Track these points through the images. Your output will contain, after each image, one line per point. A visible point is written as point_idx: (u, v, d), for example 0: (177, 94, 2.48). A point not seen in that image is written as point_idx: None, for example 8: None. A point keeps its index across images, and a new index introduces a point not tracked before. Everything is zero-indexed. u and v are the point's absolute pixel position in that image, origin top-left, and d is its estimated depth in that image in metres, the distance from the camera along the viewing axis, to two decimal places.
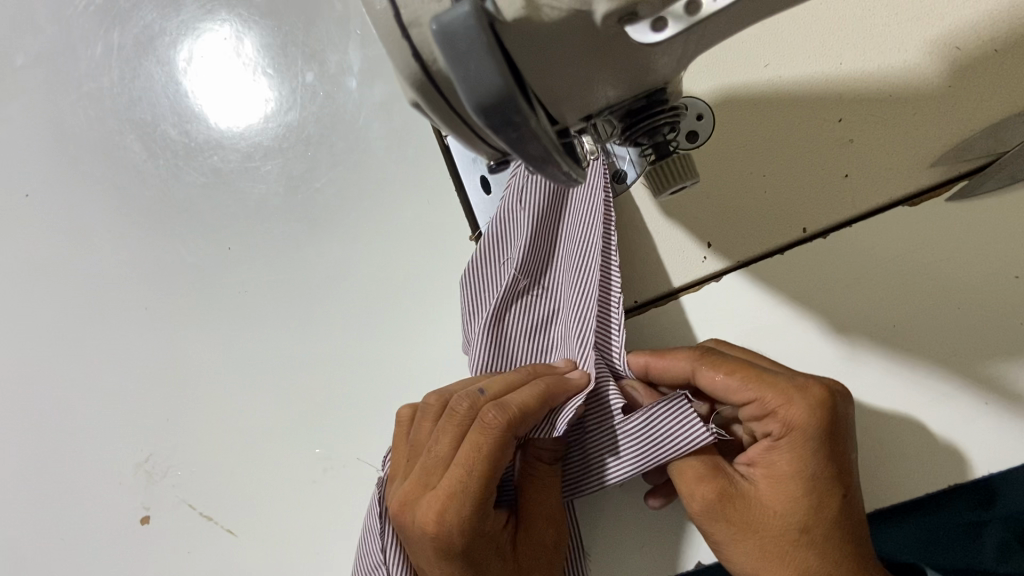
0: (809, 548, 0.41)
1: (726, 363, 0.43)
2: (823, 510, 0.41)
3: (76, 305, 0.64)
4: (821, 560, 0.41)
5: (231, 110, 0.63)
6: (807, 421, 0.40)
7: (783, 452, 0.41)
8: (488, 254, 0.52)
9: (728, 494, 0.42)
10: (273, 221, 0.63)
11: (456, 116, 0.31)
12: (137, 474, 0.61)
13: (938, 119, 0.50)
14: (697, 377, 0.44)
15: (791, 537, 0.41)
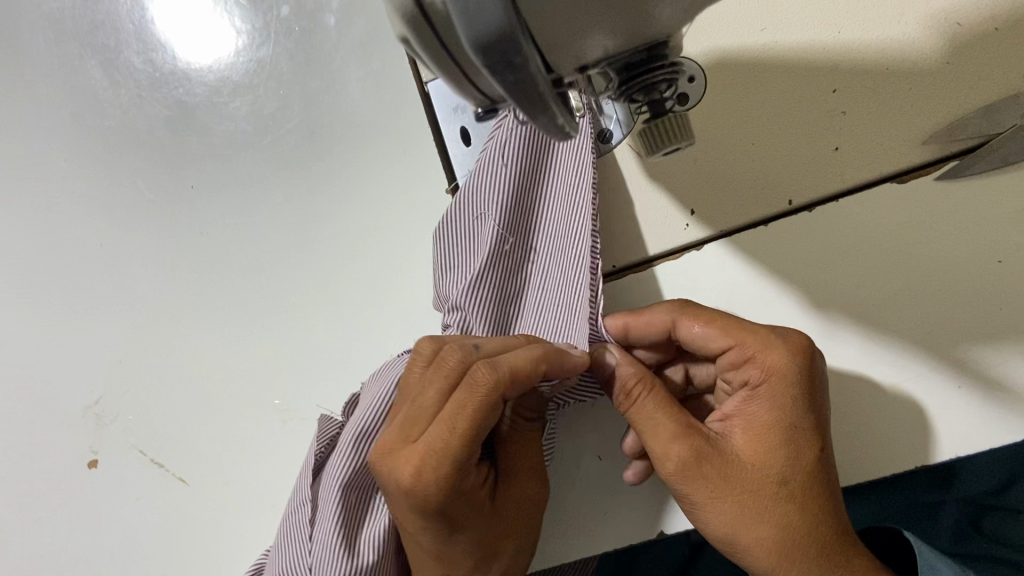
0: (788, 501, 0.40)
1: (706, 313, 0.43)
2: (803, 461, 0.40)
3: (26, 237, 0.61)
4: (802, 516, 0.40)
5: (201, 43, 0.60)
6: (786, 366, 0.41)
7: (762, 401, 0.41)
8: (463, 206, 0.48)
9: (701, 451, 0.41)
10: (240, 162, 0.60)
11: (445, 53, 0.29)
12: (85, 416, 0.59)
13: (933, 96, 0.49)
14: (676, 329, 0.43)
15: (771, 489, 0.40)
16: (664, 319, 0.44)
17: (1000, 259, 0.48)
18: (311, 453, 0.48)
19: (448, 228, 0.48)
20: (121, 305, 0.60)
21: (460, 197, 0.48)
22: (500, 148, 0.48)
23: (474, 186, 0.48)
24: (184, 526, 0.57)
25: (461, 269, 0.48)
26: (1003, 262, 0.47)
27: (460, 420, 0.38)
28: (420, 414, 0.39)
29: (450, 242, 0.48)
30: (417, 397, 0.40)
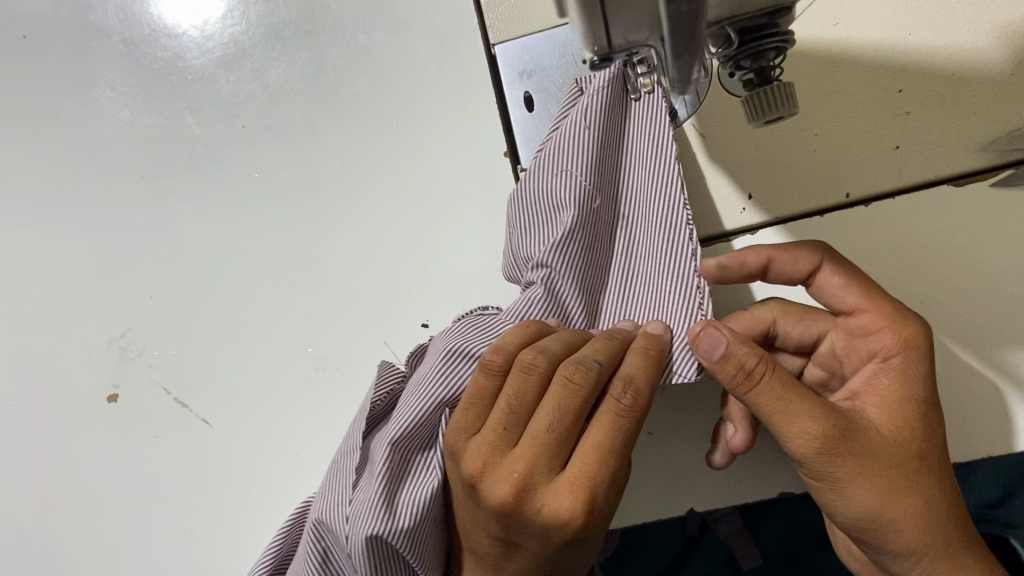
0: (928, 474, 0.41)
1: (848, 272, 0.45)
2: (935, 435, 0.42)
3: (63, 162, 0.60)
4: (939, 489, 0.42)
5: (186, 5, 0.60)
6: (917, 340, 0.43)
7: (887, 375, 0.43)
8: (546, 169, 0.49)
9: (846, 428, 0.40)
10: (292, 107, 0.59)
11: None
12: (109, 349, 0.58)
13: (996, 104, 0.51)
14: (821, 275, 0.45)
15: (915, 463, 0.41)
16: (811, 260, 0.46)
17: None
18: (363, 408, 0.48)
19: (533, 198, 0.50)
20: (157, 240, 0.59)
21: (543, 160, 0.49)
22: (579, 116, 0.49)
23: (557, 148, 0.49)
24: (204, 468, 0.56)
25: (548, 229, 0.49)
26: None
27: (611, 453, 0.40)
28: (549, 446, 0.40)
29: (530, 203, 0.50)
30: (546, 429, 0.40)
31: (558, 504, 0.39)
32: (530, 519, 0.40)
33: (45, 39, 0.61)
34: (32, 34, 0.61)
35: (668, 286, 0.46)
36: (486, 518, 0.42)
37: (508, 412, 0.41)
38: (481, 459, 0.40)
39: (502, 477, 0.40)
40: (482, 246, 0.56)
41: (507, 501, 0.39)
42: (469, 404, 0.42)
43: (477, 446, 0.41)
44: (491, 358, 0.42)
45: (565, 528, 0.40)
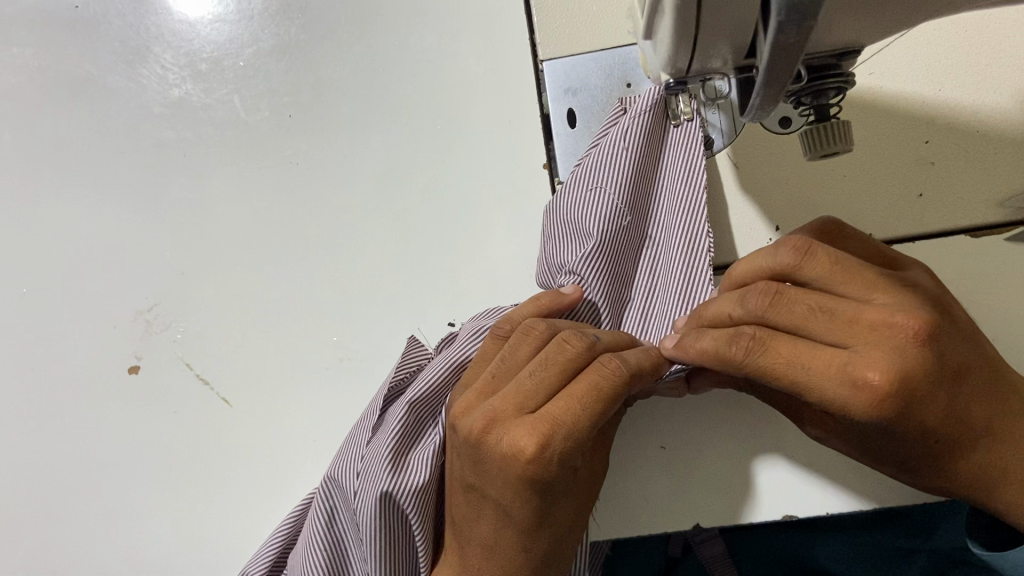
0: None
1: (825, 255, 0.41)
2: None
3: (105, 133, 0.61)
4: None
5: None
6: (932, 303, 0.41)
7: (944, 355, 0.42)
8: (584, 180, 0.52)
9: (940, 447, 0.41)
10: (339, 104, 0.60)
11: (694, 6, 0.31)
12: (136, 321, 0.59)
13: (1016, 163, 0.53)
14: (800, 270, 0.42)
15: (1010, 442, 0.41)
16: (785, 260, 0.42)
17: None
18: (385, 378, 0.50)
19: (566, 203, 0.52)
20: (193, 219, 0.60)
21: (583, 171, 0.52)
22: (620, 136, 0.51)
23: (596, 161, 0.52)
24: (220, 445, 0.57)
25: (578, 242, 0.51)
26: None
27: (579, 396, 0.40)
28: (526, 389, 0.41)
29: (561, 209, 0.52)
30: (527, 373, 0.42)
31: (513, 437, 0.39)
32: (492, 458, 0.40)
33: (100, 11, 0.61)
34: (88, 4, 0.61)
35: (684, 309, 0.48)
36: (465, 461, 0.42)
37: (499, 360, 0.44)
38: (465, 401, 0.43)
39: (478, 410, 0.41)
40: (513, 251, 0.58)
41: (473, 432, 0.41)
42: (478, 361, 0.46)
43: (471, 392, 0.43)
44: (500, 325, 0.46)
45: (518, 464, 0.39)
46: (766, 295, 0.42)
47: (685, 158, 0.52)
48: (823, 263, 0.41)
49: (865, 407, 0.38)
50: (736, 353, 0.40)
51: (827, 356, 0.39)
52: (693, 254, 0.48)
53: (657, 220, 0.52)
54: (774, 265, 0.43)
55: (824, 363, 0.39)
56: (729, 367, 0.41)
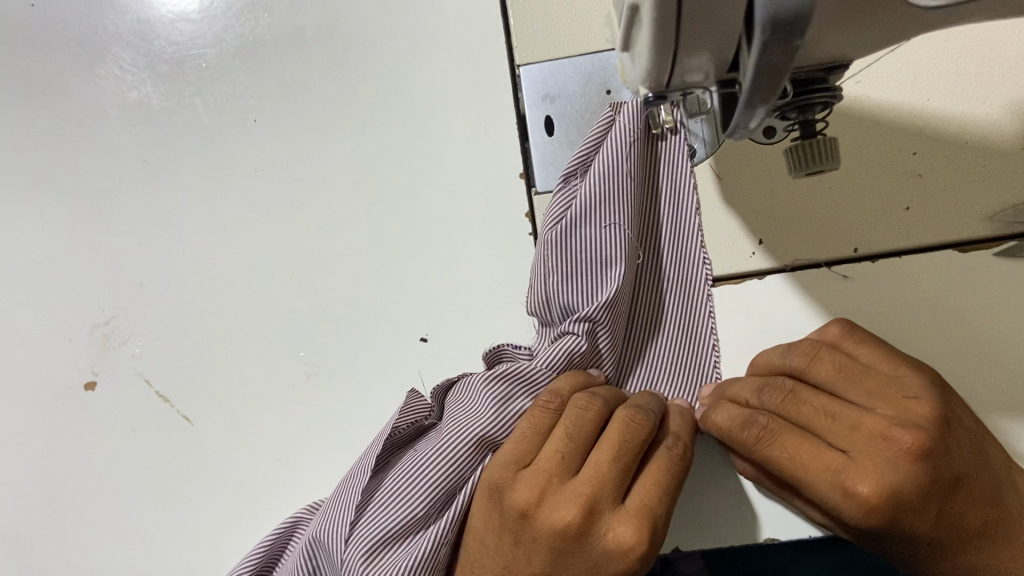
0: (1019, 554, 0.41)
1: (834, 358, 0.43)
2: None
3: (61, 138, 0.58)
4: None
5: None
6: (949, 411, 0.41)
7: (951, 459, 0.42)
8: (587, 215, 0.48)
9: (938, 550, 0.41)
10: (308, 109, 0.58)
11: (674, 16, 0.29)
12: (92, 335, 0.56)
13: (1005, 174, 0.52)
14: (809, 370, 0.44)
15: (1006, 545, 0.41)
16: (796, 359, 0.44)
17: None
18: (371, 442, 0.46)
19: (570, 242, 0.48)
20: (155, 228, 0.57)
21: (586, 206, 0.48)
22: (623, 162, 0.48)
23: (602, 194, 0.48)
24: (180, 466, 0.55)
25: (586, 286, 0.48)
26: None
27: (665, 492, 0.41)
28: (609, 482, 0.40)
29: (572, 249, 0.48)
30: (606, 461, 0.40)
31: (619, 532, 0.39)
32: (588, 550, 0.40)
33: (56, 9, 0.59)
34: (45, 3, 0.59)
35: (684, 340, 0.51)
36: (531, 547, 0.41)
37: (566, 439, 0.41)
38: (534, 491, 0.41)
39: (561, 504, 0.40)
40: (487, 265, 0.55)
41: (568, 528, 0.39)
42: (525, 435, 0.42)
43: (530, 474, 0.41)
44: (548, 397, 0.43)
45: (625, 559, 0.39)
46: (782, 393, 0.44)
47: (672, 180, 0.51)
48: (831, 369, 0.43)
49: (855, 517, 0.39)
50: (748, 441, 0.42)
51: (827, 461, 0.40)
52: (692, 283, 0.51)
53: (647, 247, 0.51)
54: (787, 362, 0.45)
55: (823, 468, 0.40)
56: (745, 451, 0.43)
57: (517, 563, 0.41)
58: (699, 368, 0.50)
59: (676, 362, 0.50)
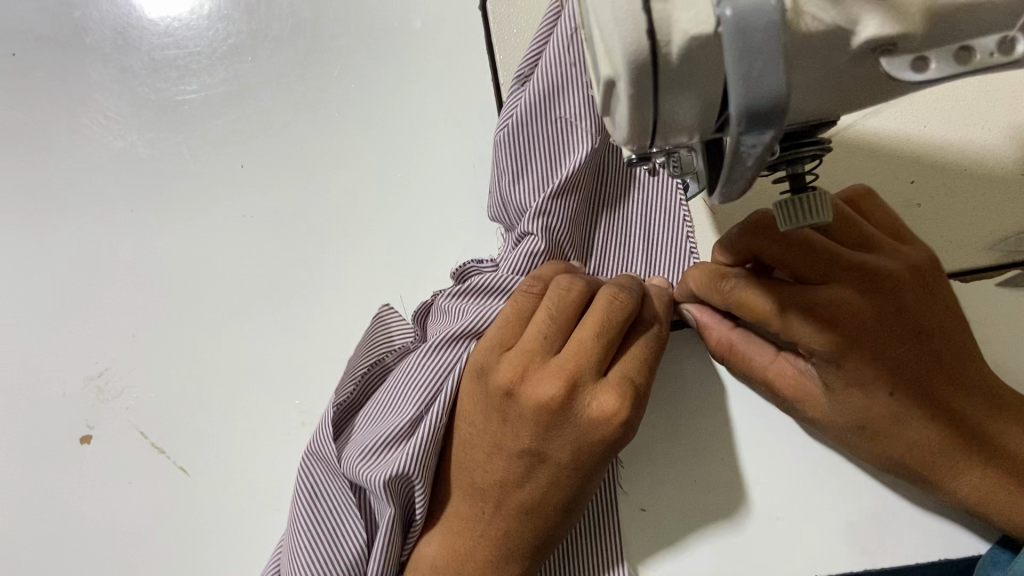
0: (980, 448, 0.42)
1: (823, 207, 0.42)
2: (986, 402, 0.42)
3: (49, 189, 0.58)
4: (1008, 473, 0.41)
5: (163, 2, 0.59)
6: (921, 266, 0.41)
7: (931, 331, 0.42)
8: (537, 109, 0.48)
9: (901, 421, 0.41)
10: (294, 151, 0.57)
11: (649, 94, 0.28)
12: (85, 387, 0.56)
13: (1006, 203, 0.51)
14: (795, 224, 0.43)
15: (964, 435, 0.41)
16: None
17: None
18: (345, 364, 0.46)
19: (524, 139, 0.48)
20: (147, 277, 0.57)
21: (535, 100, 0.48)
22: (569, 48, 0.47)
23: (549, 86, 0.48)
24: (175, 518, 0.53)
25: (541, 183, 0.48)
26: None
27: (643, 366, 0.42)
28: (592, 356, 0.40)
29: (526, 150, 0.48)
30: (590, 334, 0.41)
31: (603, 401, 0.40)
32: (572, 424, 0.40)
33: (40, 58, 0.58)
34: (26, 53, 0.58)
35: (656, 232, 0.50)
36: (514, 424, 0.41)
37: (548, 320, 0.41)
38: (516, 372, 0.41)
39: (542, 379, 0.40)
40: None
41: (551, 400, 0.40)
42: (507, 321, 0.43)
43: (516, 354, 0.41)
44: (530, 284, 0.44)
45: (609, 427, 0.40)
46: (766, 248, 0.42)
47: None
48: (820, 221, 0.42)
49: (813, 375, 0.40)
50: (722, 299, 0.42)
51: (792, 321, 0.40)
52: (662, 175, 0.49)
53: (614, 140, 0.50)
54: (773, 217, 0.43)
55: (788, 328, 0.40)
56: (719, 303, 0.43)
57: (503, 439, 0.41)
58: (671, 261, 0.50)
59: (650, 257, 0.50)
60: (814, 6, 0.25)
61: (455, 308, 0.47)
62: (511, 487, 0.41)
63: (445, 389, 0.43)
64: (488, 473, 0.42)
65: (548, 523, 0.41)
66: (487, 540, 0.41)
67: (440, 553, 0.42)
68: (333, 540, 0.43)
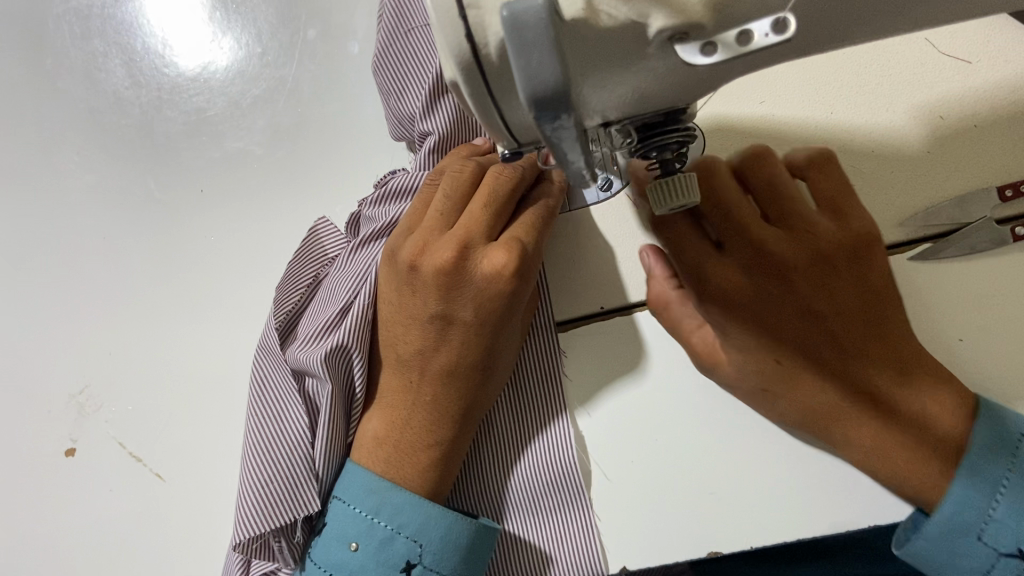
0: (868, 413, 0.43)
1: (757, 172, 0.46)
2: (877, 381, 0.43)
3: (27, 224, 0.62)
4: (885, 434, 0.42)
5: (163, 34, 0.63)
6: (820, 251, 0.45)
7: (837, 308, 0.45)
8: (396, 35, 0.56)
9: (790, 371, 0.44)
10: (252, 174, 0.62)
11: (486, 93, 0.32)
12: (68, 405, 0.60)
13: (913, 182, 0.52)
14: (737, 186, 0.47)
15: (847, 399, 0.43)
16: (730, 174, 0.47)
17: (961, 338, 0.49)
18: (287, 274, 0.54)
19: (395, 62, 0.56)
20: (121, 298, 0.61)
21: (390, 28, 0.56)
22: None
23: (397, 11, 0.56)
24: (154, 520, 0.58)
25: (419, 85, 0.55)
26: (964, 339, 0.49)
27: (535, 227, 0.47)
28: (482, 222, 0.46)
29: (398, 69, 0.55)
30: (479, 204, 0.47)
31: (493, 257, 0.45)
32: (468, 283, 0.45)
33: (17, 105, 0.63)
34: (4, 99, 0.63)
35: None
36: (416, 293, 0.46)
37: (444, 200, 0.47)
38: (420, 246, 0.46)
39: (440, 245, 0.46)
40: None
41: (446, 261, 0.45)
42: (416, 211, 0.49)
43: (419, 231, 0.47)
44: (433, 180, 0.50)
45: (502, 278, 0.45)
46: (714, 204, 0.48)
47: None
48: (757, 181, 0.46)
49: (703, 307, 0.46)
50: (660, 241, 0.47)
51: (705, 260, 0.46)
52: None
53: None
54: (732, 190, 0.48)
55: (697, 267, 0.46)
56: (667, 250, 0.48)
57: (413, 310, 0.46)
58: None
59: None
60: (605, 5, 0.28)
61: (379, 212, 0.54)
62: (427, 354, 0.46)
63: (371, 275, 0.50)
64: (408, 344, 0.46)
65: (466, 384, 0.46)
66: (417, 407, 0.46)
67: (373, 438, 0.47)
68: (284, 421, 0.48)
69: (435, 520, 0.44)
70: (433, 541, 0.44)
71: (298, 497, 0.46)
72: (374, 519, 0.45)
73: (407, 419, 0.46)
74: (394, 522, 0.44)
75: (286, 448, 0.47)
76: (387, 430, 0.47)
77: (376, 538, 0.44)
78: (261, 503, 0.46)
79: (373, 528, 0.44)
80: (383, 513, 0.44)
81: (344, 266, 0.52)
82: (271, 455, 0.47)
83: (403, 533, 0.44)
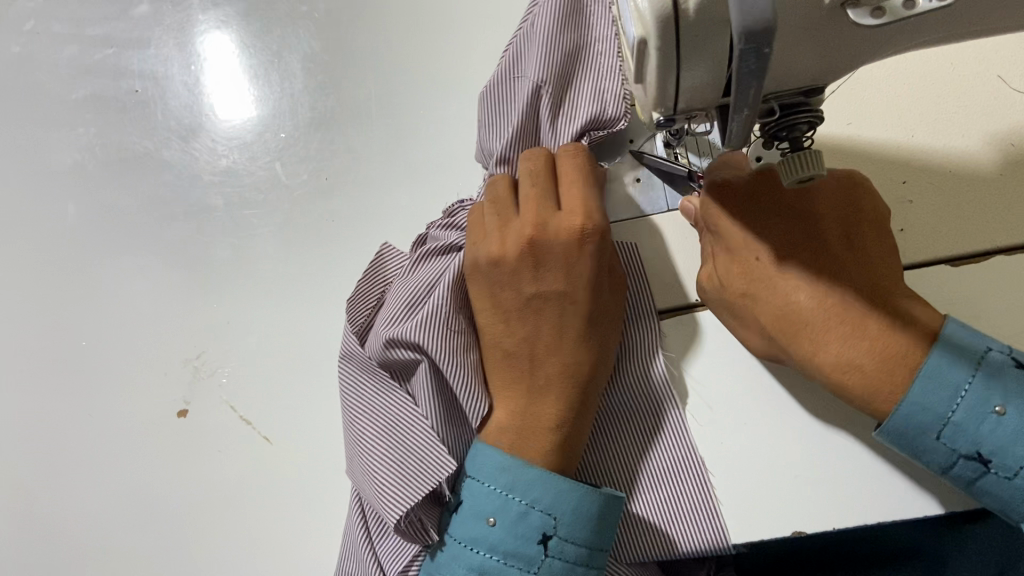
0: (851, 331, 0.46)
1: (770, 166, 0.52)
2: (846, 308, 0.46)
3: (157, 202, 0.67)
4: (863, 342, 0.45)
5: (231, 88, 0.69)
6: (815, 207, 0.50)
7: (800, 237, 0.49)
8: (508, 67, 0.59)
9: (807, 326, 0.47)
10: (371, 167, 0.67)
11: (672, 45, 0.37)
12: (183, 369, 0.64)
13: (988, 199, 0.57)
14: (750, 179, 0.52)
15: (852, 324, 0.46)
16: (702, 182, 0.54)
17: None
18: (359, 291, 0.58)
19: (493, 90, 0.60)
20: (239, 273, 0.65)
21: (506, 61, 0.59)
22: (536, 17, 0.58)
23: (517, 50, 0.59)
24: (262, 478, 0.61)
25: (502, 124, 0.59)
26: None
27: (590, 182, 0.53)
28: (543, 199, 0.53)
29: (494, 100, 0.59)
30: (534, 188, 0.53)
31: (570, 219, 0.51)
32: (563, 253, 0.51)
33: (158, 94, 0.69)
34: (149, 88, 0.70)
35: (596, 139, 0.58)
36: (506, 285, 0.52)
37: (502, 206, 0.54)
38: (500, 240, 0.52)
39: (519, 232, 0.52)
40: None
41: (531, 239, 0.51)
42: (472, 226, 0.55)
43: (492, 234, 0.53)
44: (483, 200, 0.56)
45: (586, 230, 0.51)
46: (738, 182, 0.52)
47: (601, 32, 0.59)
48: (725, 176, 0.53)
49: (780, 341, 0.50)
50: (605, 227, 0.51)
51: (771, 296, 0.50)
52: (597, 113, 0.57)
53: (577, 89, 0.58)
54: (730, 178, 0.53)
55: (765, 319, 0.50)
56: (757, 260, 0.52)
57: (513, 300, 0.52)
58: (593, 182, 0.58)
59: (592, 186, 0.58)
60: None
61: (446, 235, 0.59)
62: (536, 337, 0.51)
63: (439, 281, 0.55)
64: (513, 336, 0.52)
65: (576, 344, 0.51)
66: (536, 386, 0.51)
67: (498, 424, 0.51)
68: (388, 418, 0.53)
69: (568, 494, 0.47)
70: (567, 513, 0.47)
71: (426, 473, 0.51)
72: (508, 495, 0.47)
73: (530, 407, 0.50)
74: (527, 498, 0.47)
75: (398, 440, 0.52)
76: (512, 419, 0.51)
77: (512, 514, 0.47)
78: (392, 488, 0.51)
79: (508, 504, 0.47)
80: (517, 489, 0.47)
81: (407, 278, 0.57)
82: (389, 445, 0.52)
83: (537, 507, 0.47)
